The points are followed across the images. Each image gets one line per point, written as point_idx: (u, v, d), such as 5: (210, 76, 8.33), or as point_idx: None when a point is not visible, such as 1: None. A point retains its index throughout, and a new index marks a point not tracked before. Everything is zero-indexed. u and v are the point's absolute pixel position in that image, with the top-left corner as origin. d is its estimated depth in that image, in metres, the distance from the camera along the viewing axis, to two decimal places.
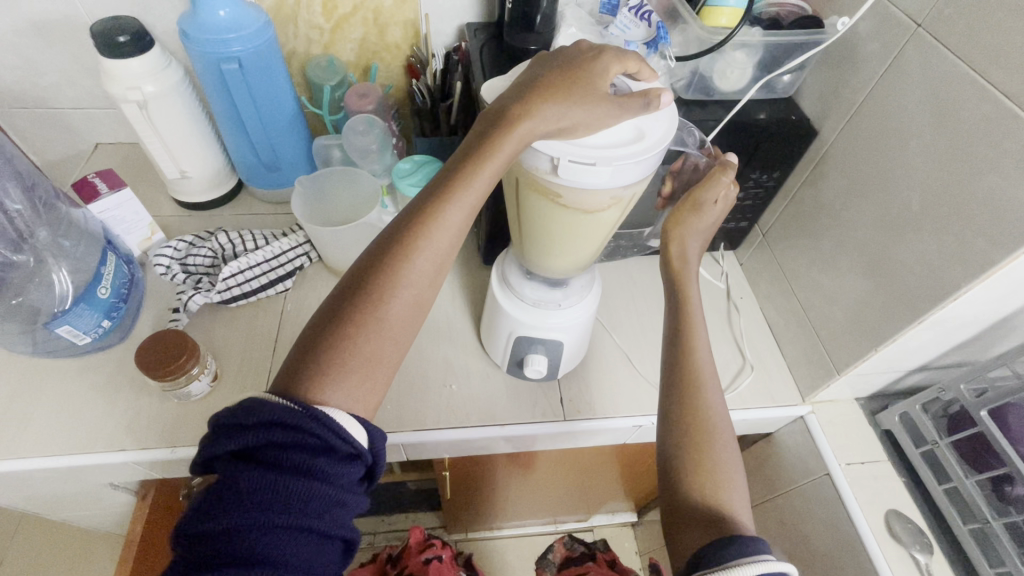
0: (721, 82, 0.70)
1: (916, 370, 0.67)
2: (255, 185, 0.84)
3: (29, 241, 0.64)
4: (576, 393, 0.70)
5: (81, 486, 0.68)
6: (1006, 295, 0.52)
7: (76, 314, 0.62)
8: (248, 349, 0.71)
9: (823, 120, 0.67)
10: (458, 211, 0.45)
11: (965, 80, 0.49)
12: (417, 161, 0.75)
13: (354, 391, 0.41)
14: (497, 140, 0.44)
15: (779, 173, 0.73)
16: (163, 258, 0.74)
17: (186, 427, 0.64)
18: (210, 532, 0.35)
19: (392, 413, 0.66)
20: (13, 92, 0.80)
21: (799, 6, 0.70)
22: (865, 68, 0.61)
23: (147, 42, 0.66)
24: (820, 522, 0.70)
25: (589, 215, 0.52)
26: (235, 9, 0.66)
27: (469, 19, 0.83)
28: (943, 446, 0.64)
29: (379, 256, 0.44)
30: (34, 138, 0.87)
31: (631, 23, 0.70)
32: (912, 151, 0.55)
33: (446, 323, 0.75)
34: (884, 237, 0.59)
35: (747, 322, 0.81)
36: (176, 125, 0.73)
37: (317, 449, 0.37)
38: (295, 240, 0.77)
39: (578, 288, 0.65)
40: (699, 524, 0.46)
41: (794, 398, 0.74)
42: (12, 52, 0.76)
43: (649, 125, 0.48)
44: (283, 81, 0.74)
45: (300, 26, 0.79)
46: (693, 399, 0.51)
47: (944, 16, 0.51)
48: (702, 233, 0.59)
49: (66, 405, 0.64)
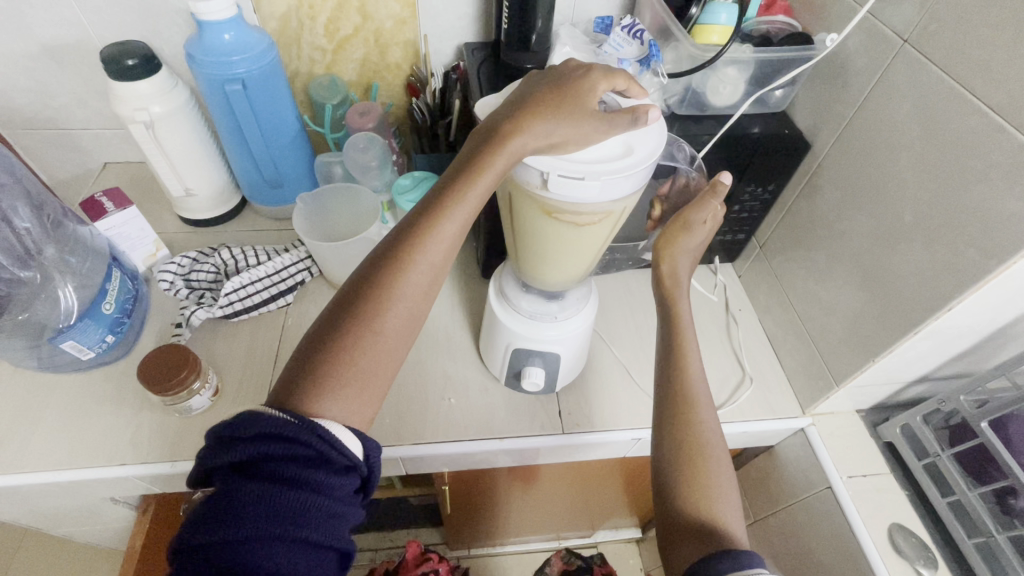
0: (714, 97, 0.71)
1: (917, 381, 0.66)
2: (257, 202, 0.86)
3: (35, 258, 0.64)
4: (576, 406, 0.70)
5: (81, 501, 0.68)
6: (1003, 305, 0.52)
7: (81, 330, 0.64)
8: (250, 363, 0.72)
9: (816, 134, 0.68)
10: (452, 225, 0.46)
11: (952, 95, 0.50)
12: (417, 177, 0.76)
13: (350, 403, 0.42)
14: (488, 156, 0.46)
15: (773, 185, 0.74)
16: (167, 274, 0.76)
17: (187, 441, 0.64)
18: (206, 544, 0.35)
19: (391, 426, 0.67)
20: (24, 114, 0.83)
21: (788, 23, 0.71)
22: (855, 82, 0.62)
23: (154, 65, 0.68)
24: (822, 535, 0.69)
25: (580, 228, 0.53)
26: (240, 33, 0.68)
27: (467, 38, 0.85)
28: (945, 458, 0.63)
29: (373, 270, 0.45)
30: (45, 158, 0.89)
31: (624, 42, 0.72)
32: (902, 165, 0.56)
33: (446, 337, 0.76)
34: (879, 248, 0.59)
35: (746, 334, 0.81)
36: (181, 144, 0.75)
37: (313, 461, 0.38)
38: (297, 256, 0.79)
39: (575, 300, 0.66)
40: (694, 538, 0.46)
41: (793, 410, 0.74)
42: (26, 75, 0.78)
43: (638, 141, 0.49)
44: (284, 99, 0.76)
45: (303, 48, 0.81)
46: (686, 413, 0.51)
47: (930, 33, 0.52)
48: (690, 252, 0.59)
49: (68, 421, 0.65)
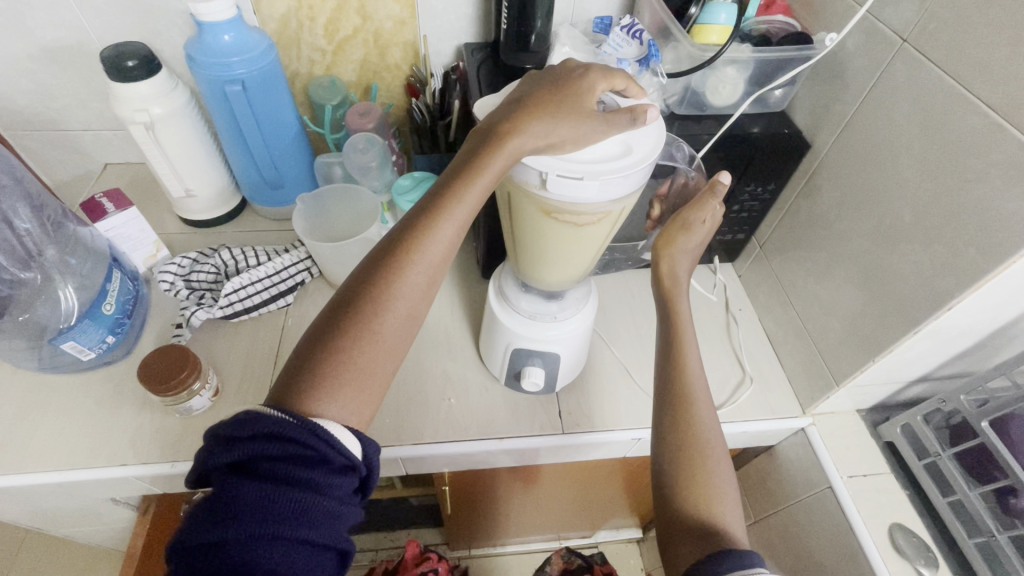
0: (714, 97, 0.71)
1: (917, 380, 0.66)
2: (257, 202, 0.86)
3: (36, 259, 0.65)
4: (575, 406, 0.70)
5: (82, 501, 0.68)
6: (1003, 304, 0.52)
7: (80, 330, 0.64)
8: (250, 363, 0.72)
9: (815, 133, 0.68)
10: (450, 226, 0.46)
11: (952, 95, 0.50)
12: (417, 177, 0.76)
13: (349, 403, 0.42)
14: (487, 157, 0.46)
15: (773, 185, 0.74)
16: (167, 275, 0.76)
17: (187, 441, 0.64)
18: (205, 544, 0.35)
19: (391, 427, 0.67)
20: (24, 115, 0.83)
21: (788, 23, 0.71)
22: (854, 82, 0.62)
23: (155, 66, 0.68)
24: (822, 534, 0.69)
25: (580, 229, 0.53)
26: (240, 34, 0.68)
27: (467, 39, 0.85)
28: (945, 458, 0.63)
29: (372, 270, 0.45)
30: (45, 159, 0.89)
31: (624, 42, 0.72)
32: (902, 164, 0.55)
33: (446, 337, 0.76)
34: (879, 248, 0.59)
35: (746, 334, 0.81)
36: (181, 145, 0.75)
37: (312, 461, 0.38)
38: (297, 256, 0.79)
39: (574, 300, 0.66)
40: (694, 539, 0.45)
41: (794, 410, 0.73)
42: (26, 77, 0.79)
43: (637, 140, 0.49)
44: (284, 100, 0.76)
45: (303, 49, 0.82)
46: (686, 413, 0.51)
47: (929, 32, 0.52)
48: (690, 252, 0.59)
49: (68, 421, 0.65)
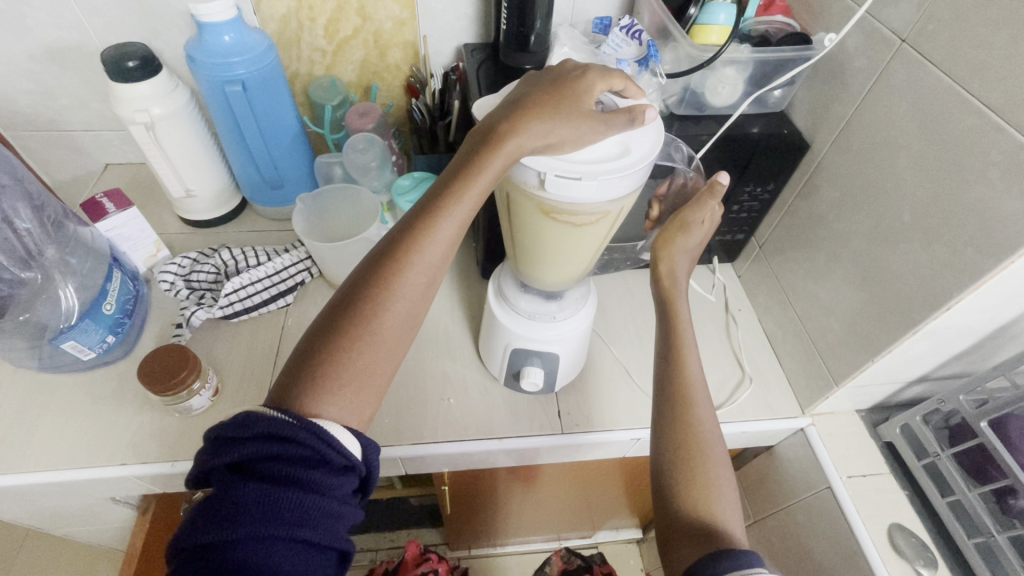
0: (713, 97, 0.71)
1: (917, 381, 0.66)
2: (257, 202, 0.86)
3: (37, 259, 0.65)
4: (574, 406, 0.70)
5: (82, 500, 0.68)
6: (1002, 304, 0.52)
7: (81, 330, 0.64)
8: (250, 363, 0.72)
9: (814, 134, 0.68)
10: (449, 225, 0.46)
11: (951, 96, 0.50)
12: (416, 177, 0.76)
13: (348, 403, 0.42)
14: (486, 157, 0.46)
15: (772, 185, 0.74)
16: (167, 275, 0.76)
17: (187, 441, 0.64)
18: (206, 544, 0.35)
19: (391, 426, 0.67)
20: (25, 115, 0.83)
21: (788, 23, 0.71)
22: (854, 82, 0.62)
23: (155, 67, 0.68)
24: (822, 534, 0.69)
25: (578, 229, 0.53)
26: (239, 34, 0.68)
27: (467, 39, 0.85)
28: (944, 458, 0.63)
29: (371, 270, 0.45)
30: (46, 159, 0.90)
31: (623, 42, 0.72)
32: (901, 165, 0.56)
33: (445, 337, 0.76)
34: (877, 248, 0.59)
35: (746, 334, 0.81)
36: (181, 145, 0.75)
37: (312, 461, 0.38)
38: (297, 256, 0.79)
39: (573, 300, 0.66)
40: (692, 538, 0.45)
41: (793, 410, 0.74)
42: (27, 77, 0.79)
43: (635, 141, 0.50)
44: (284, 100, 0.76)
45: (303, 50, 0.82)
46: (685, 413, 0.52)
47: (928, 32, 0.52)
48: (689, 253, 0.59)
49: (69, 421, 0.65)
